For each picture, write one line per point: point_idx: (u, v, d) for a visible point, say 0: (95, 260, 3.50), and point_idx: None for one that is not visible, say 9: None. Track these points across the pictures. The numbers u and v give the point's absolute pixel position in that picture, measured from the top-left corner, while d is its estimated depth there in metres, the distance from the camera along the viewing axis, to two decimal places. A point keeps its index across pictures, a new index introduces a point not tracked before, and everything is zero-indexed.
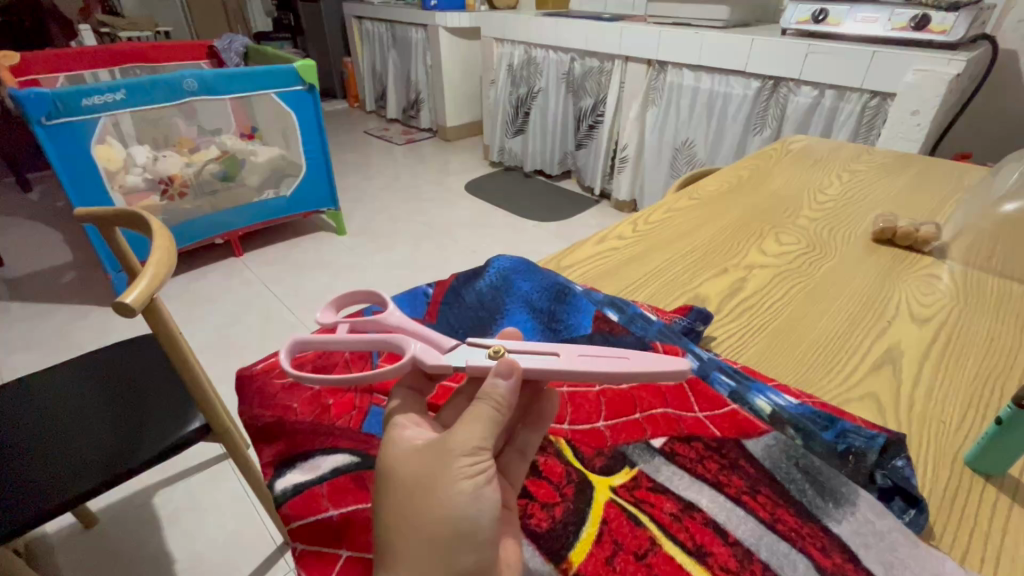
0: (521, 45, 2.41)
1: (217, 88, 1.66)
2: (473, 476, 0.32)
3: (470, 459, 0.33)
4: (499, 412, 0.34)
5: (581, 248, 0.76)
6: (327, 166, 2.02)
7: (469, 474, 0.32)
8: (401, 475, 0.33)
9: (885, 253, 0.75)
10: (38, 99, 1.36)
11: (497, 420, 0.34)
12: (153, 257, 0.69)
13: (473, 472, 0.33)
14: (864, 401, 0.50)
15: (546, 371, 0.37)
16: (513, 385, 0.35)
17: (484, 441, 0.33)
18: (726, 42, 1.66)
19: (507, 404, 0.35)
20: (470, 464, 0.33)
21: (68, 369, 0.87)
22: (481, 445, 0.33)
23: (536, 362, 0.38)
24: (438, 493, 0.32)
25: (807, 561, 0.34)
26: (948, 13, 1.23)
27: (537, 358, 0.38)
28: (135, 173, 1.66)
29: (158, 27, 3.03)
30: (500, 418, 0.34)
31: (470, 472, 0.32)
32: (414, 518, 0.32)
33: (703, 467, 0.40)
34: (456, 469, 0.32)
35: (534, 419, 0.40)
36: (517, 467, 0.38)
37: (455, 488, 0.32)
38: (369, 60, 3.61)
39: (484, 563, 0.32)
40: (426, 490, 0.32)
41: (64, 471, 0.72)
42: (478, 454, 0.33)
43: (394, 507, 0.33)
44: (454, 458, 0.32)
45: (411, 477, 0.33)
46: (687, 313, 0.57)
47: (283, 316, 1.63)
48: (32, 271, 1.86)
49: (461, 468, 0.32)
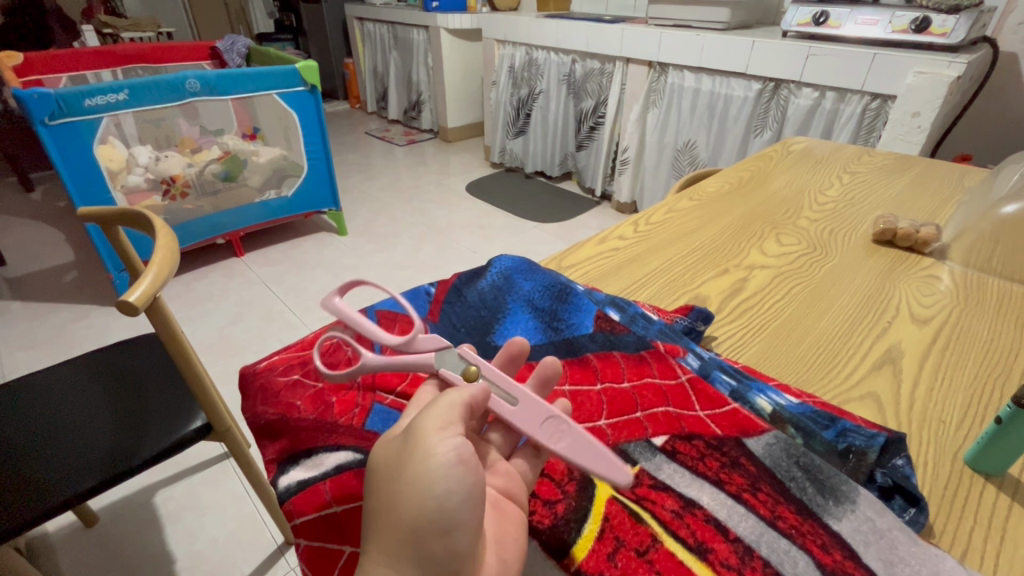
0: (522, 47, 2.41)
1: (219, 89, 1.66)
2: (443, 454, 0.33)
3: (437, 437, 0.33)
4: (459, 397, 0.36)
5: (582, 248, 0.76)
6: (329, 167, 2.03)
7: (438, 452, 0.33)
8: (380, 460, 0.35)
9: (885, 253, 0.76)
10: (41, 100, 1.36)
11: (453, 404, 0.36)
12: (156, 255, 0.69)
13: (441, 449, 0.33)
14: (863, 400, 0.51)
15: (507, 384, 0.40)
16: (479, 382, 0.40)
17: (447, 420, 0.34)
18: (726, 44, 1.67)
19: (474, 391, 0.38)
20: (437, 444, 0.33)
21: (69, 369, 0.87)
22: (446, 425, 0.34)
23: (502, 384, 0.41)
24: (405, 477, 0.32)
25: (808, 559, 0.34)
26: (948, 16, 1.25)
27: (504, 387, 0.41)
28: (137, 173, 1.65)
29: (161, 28, 3.04)
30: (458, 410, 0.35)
31: (436, 454, 0.33)
32: (385, 499, 0.33)
33: (704, 465, 0.40)
34: (423, 450, 0.33)
35: None
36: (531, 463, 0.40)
37: (419, 470, 0.32)
38: (370, 61, 3.62)
39: (455, 552, 0.32)
40: (394, 473, 0.33)
41: (66, 469, 0.72)
42: (446, 434, 0.34)
43: (371, 492, 0.34)
44: (420, 440, 0.33)
45: (385, 461, 0.34)
46: (688, 313, 0.58)
47: (283, 317, 1.63)
48: (34, 270, 1.87)
49: (430, 453, 0.32)
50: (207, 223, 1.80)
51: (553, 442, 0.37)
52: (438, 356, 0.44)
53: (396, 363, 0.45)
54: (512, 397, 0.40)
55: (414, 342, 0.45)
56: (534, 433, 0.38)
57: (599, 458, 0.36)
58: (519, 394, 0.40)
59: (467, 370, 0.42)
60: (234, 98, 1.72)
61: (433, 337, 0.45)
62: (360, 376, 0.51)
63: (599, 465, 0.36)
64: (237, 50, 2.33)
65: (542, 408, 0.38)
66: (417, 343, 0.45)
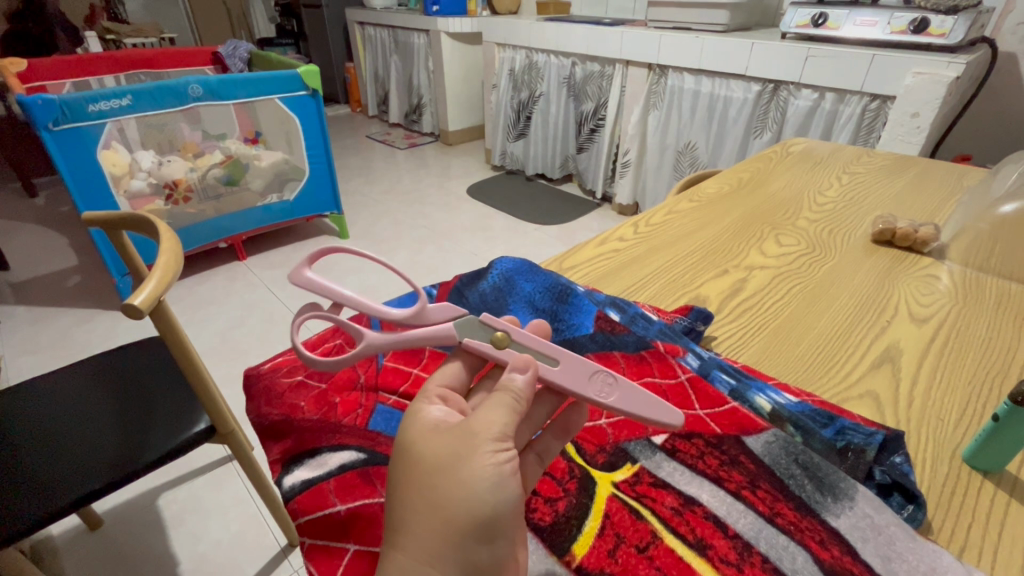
0: (523, 50, 2.43)
1: (220, 93, 1.67)
2: (497, 462, 0.33)
3: (494, 446, 0.33)
4: (516, 402, 0.36)
5: (583, 249, 0.77)
6: (330, 171, 2.04)
7: (494, 459, 0.33)
8: (417, 453, 0.33)
9: (885, 253, 0.76)
10: (46, 106, 1.38)
11: (515, 409, 0.36)
12: (160, 259, 0.70)
13: (496, 457, 0.33)
14: (862, 398, 0.51)
15: (546, 349, 0.40)
16: (528, 379, 0.37)
17: (506, 430, 0.34)
18: (726, 47, 1.67)
19: (523, 396, 0.36)
20: (493, 452, 0.33)
21: (74, 372, 0.87)
22: (503, 433, 0.34)
23: (540, 349, 0.40)
24: (462, 480, 0.32)
25: (806, 554, 0.34)
26: (946, 16, 1.25)
27: (540, 353, 0.40)
28: (140, 178, 1.66)
29: (162, 33, 3.06)
30: (517, 410, 0.36)
31: (495, 460, 0.33)
32: (426, 498, 0.32)
33: (703, 463, 0.40)
34: (481, 454, 0.33)
35: (562, 430, 0.41)
36: (534, 470, 0.39)
37: (478, 472, 0.32)
38: (370, 65, 3.64)
39: (497, 559, 0.32)
40: (446, 470, 0.32)
41: (72, 471, 0.73)
42: (501, 443, 0.34)
43: (402, 487, 0.33)
44: (481, 443, 0.33)
45: (429, 455, 0.33)
46: (688, 313, 0.58)
47: (286, 320, 1.64)
48: (38, 275, 1.88)
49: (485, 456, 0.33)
50: (209, 227, 1.81)
51: (603, 397, 0.39)
52: (460, 325, 0.41)
53: (406, 338, 0.41)
54: (550, 358, 0.40)
55: (424, 314, 0.42)
56: (580, 390, 0.39)
57: (649, 406, 0.39)
58: (557, 354, 0.40)
59: (497, 336, 0.40)
60: (236, 102, 1.73)
61: (448, 306, 0.43)
62: (362, 377, 0.52)
63: (654, 410, 0.39)
64: (240, 56, 2.35)
65: (587, 364, 0.40)
66: (423, 314, 0.42)
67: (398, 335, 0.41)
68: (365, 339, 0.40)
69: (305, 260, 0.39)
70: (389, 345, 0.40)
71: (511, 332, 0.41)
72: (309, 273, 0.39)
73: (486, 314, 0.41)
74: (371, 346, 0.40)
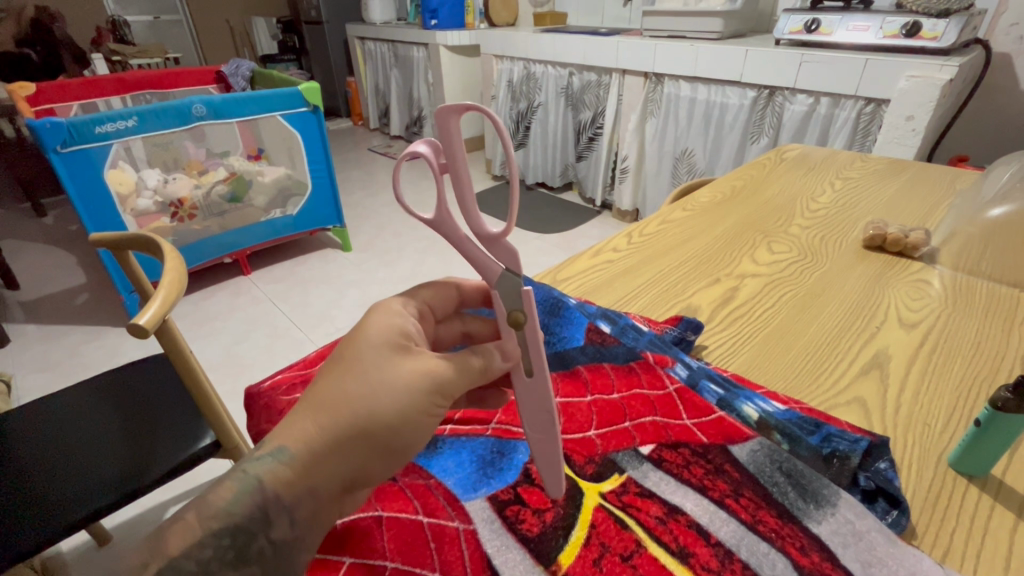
0: (521, 61, 2.46)
1: (223, 112, 1.71)
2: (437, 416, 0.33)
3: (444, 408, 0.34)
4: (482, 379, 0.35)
5: (577, 261, 0.78)
6: (333, 185, 2.06)
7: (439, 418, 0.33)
8: (371, 365, 0.32)
9: (876, 259, 0.77)
10: (54, 128, 1.41)
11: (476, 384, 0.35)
12: (165, 277, 0.72)
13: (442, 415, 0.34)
14: (850, 405, 0.52)
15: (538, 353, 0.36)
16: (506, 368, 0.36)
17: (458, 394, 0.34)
18: (721, 54, 1.69)
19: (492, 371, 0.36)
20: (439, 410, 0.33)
21: (81, 389, 0.89)
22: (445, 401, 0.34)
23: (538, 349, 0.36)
24: (405, 419, 0.31)
25: (785, 561, 0.35)
26: (938, 20, 1.27)
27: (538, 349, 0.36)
28: (146, 197, 1.68)
29: (166, 54, 3.12)
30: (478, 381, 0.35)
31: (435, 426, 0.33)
32: (361, 404, 0.30)
33: (689, 472, 0.41)
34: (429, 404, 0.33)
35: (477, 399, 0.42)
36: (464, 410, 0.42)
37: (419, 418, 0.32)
38: (370, 79, 3.68)
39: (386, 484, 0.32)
40: (395, 395, 0.31)
41: (82, 488, 0.74)
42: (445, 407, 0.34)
43: (339, 382, 0.31)
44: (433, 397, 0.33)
45: (386, 375, 0.32)
46: (677, 324, 0.60)
47: (290, 333, 1.66)
48: (47, 293, 1.91)
49: (432, 423, 0.33)
50: (214, 243, 1.84)
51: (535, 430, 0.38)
52: (503, 277, 0.36)
53: (463, 248, 0.36)
54: (529, 365, 0.37)
55: (498, 245, 0.36)
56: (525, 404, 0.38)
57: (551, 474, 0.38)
58: (538, 368, 0.37)
59: (516, 314, 0.36)
60: (240, 120, 1.77)
61: (514, 251, 0.36)
62: None
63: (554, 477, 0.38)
64: (242, 74, 2.39)
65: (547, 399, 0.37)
66: (499, 245, 0.36)
67: (464, 236, 0.36)
68: (441, 214, 0.35)
69: (465, 104, 0.30)
70: (450, 243, 0.36)
71: (531, 320, 0.36)
72: (460, 116, 0.32)
73: (531, 289, 0.35)
74: (437, 222, 0.35)
